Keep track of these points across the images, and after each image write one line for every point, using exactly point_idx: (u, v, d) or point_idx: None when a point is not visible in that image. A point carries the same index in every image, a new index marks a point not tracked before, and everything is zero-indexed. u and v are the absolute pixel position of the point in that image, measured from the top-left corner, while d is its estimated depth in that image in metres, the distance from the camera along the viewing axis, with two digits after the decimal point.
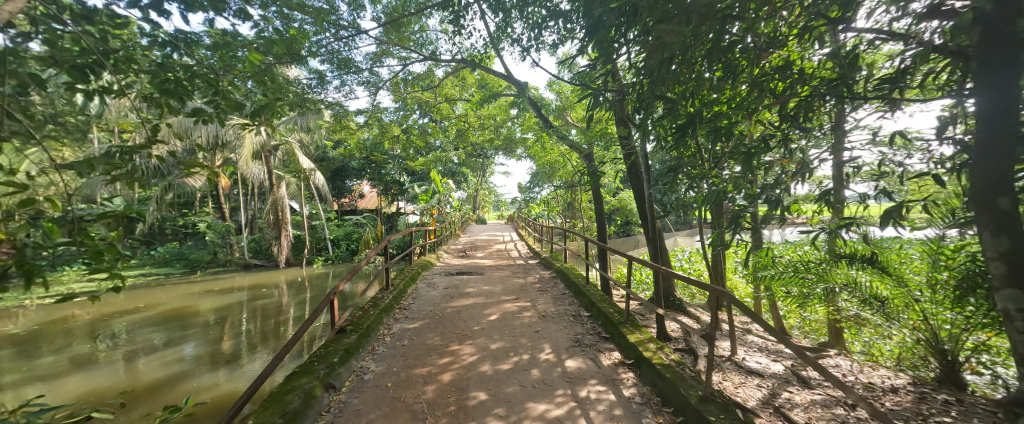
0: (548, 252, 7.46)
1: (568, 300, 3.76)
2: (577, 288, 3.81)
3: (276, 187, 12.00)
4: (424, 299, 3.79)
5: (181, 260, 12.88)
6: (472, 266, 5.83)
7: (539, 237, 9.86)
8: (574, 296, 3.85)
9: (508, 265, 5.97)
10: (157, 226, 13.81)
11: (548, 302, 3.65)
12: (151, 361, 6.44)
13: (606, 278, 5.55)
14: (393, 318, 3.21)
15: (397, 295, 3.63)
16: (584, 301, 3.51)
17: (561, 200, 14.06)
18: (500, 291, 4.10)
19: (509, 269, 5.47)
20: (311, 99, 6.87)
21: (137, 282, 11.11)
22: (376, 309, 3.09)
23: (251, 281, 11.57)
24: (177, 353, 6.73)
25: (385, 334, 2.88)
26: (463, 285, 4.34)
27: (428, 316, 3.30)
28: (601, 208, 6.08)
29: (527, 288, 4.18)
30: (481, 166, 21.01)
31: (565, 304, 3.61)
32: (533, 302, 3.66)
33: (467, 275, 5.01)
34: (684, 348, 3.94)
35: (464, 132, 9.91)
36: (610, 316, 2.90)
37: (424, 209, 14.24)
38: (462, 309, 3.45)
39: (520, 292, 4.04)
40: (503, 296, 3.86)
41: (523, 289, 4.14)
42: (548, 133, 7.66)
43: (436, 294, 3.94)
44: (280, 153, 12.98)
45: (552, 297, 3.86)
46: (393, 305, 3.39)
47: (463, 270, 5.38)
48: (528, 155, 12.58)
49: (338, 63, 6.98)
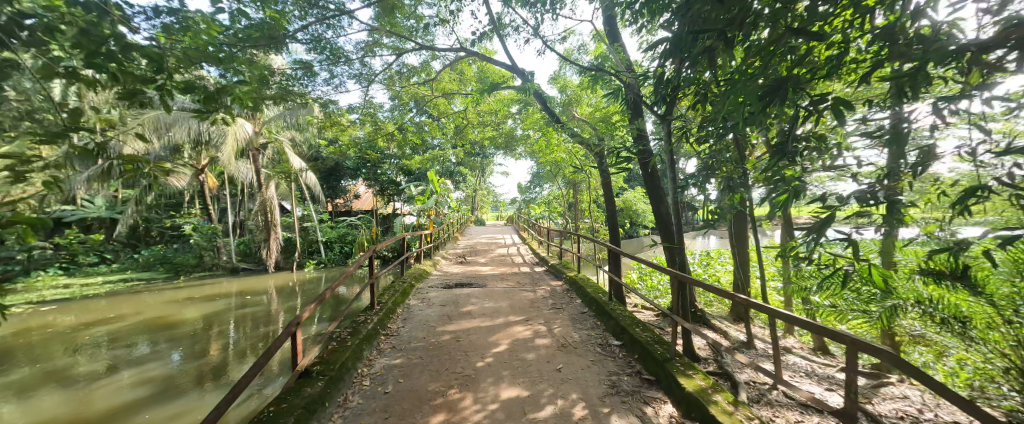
0: (554, 257, 6.94)
1: (588, 321, 3.23)
2: (599, 307, 3.29)
3: (265, 187, 11.41)
4: (417, 321, 3.25)
5: (166, 264, 12.31)
6: (473, 275, 5.31)
7: (542, 240, 9.34)
8: (595, 317, 3.33)
9: (512, 274, 5.44)
10: (142, 228, 13.30)
11: (565, 326, 3.12)
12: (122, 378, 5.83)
13: (619, 286, 5.05)
14: (377, 350, 2.68)
15: (384, 317, 3.11)
16: (610, 325, 2.99)
17: (564, 201, 13.56)
18: (507, 308, 3.57)
19: (515, 280, 4.94)
20: (296, 91, 6.36)
21: (117, 288, 10.53)
22: (355, 340, 2.56)
23: (240, 287, 11.02)
24: (153, 368, 6.13)
25: (364, 375, 2.35)
26: (463, 301, 3.80)
27: (422, 345, 2.76)
28: (613, 211, 5.55)
29: (539, 306, 3.64)
30: (480, 166, 20.51)
31: (586, 328, 3.09)
32: (549, 326, 3.13)
33: (468, 287, 4.47)
34: (719, 372, 3.40)
35: (463, 128, 9.37)
36: (651, 351, 2.38)
37: (421, 209, 13.70)
38: (464, 336, 2.92)
39: (531, 310, 3.52)
40: (511, 317, 3.32)
41: (534, 307, 3.61)
42: (554, 128, 7.14)
43: (433, 315, 3.39)
44: (269, 151, 12.39)
45: (568, 317, 3.33)
46: (378, 332, 2.86)
47: (463, 281, 4.84)
48: (529, 154, 12.07)
49: (327, 54, 6.49)
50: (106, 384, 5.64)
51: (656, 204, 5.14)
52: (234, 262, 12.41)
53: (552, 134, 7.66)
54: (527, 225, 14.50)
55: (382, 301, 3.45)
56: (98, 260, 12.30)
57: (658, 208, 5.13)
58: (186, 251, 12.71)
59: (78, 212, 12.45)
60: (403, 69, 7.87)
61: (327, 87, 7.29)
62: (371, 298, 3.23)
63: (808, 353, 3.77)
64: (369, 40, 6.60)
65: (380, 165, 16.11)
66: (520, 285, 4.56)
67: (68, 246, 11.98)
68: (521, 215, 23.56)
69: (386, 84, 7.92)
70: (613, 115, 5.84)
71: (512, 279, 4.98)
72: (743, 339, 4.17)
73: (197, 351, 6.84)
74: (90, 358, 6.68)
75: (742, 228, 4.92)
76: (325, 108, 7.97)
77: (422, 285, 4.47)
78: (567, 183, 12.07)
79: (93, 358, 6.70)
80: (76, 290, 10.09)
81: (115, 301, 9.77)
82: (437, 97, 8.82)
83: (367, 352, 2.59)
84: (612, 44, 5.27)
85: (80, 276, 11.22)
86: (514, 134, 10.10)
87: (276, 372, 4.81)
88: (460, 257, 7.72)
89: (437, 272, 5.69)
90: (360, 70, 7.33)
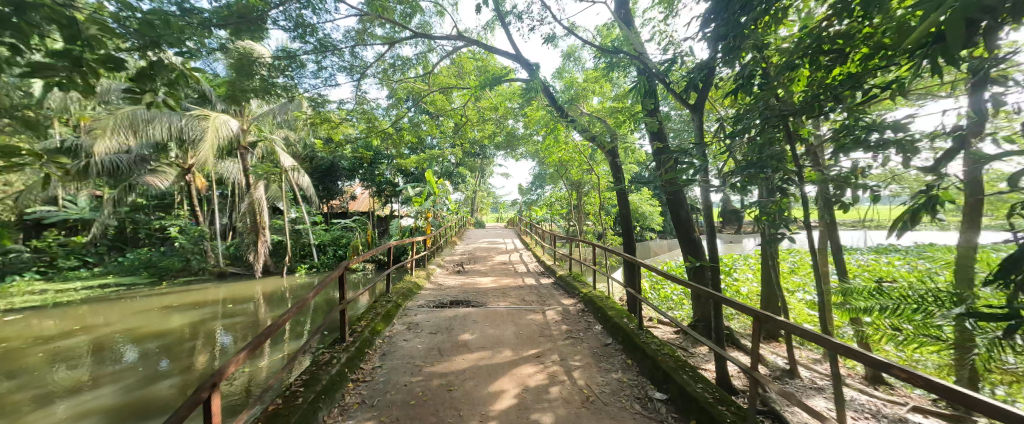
0: (560, 265, 6.40)
1: (611, 359, 2.67)
2: (624, 342, 2.73)
3: (254, 187, 10.89)
4: (402, 358, 2.70)
5: (150, 268, 11.76)
6: (471, 288, 4.77)
7: (544, 245, 8.78)
8: (618, 353, 2.76)
9: (516, 287, 4.88)
10: (128, 230, 12.77)
11: (584, 367, 2.56)
12: (78, 398, 5.22)
13: (634, 299, 4.49)
14: (343, 408, 2.13)
15: (357, 355, 2.57)
16: (642, 370, 2.42)
17: (567, 203, 13.01)
18: (512, 338, 3.01)
19: (518, 295, 4.39)
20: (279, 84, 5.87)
21: (95, 294, 9.96)
22: (308, 394, 2.02)
23: (227, 293, 10.45)
24: (114, 386, 5.52)
25: None
26: (459, 327, 3.24)
27: (405, 399, 2.20)
28: (627, 214, 4.99)
29: (550, 335, 3.08)
30: (480, 166, 19.96)
31: (611, 370, 2.54)
32: (564, 367, 2.56)
33: (465, 306, 3.90)
34: (762, 410, 2.85)
35: (462, 126, 8.80)
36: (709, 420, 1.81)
37: (418, 212, 13.12)
38: (458, 382, 2.36)
39: (540, 341, 2.96)
40: (517, 351, 2.78)
41: (543, 335, 3.07)
42: (562, 125, 6.56)
43: (421, 348, 2.84)
44: (259, 151, 11.82)
45: (586, 352, 2.78)
46: (345, 378, 2.32)
47: (460, 298, 4.28)
48: (530, 153, 11.53)
49: (316, 47, 6.07)
50: (56, 406, 5.02)
51: (675, 208, 4.78)
52: (221, 266, 11.86)
53: (558, 132, 7.09)
54: (529, 229, 13.93)
55: (357, 330, 2.90)
56: (79, 264, 11.78)
57: (678, 210, 4.77)
58: (172, 254, 12.15)
59: (60, 213, 11.93)
60: (397, 61, 7.32)
61: (315, 80, 6.79)
62: (341, 329, 2.70)
63: (866, 386, 3.19)
64: (359, 27, 6.06)
65: (376, 166, 15.55)
66: (524, 303, 4.02)
67: (47, 249, 11.45)
68: (522, 217, 22.97)
69: (380, 78, 7.38)
70: (627, 110, 5.30)
71: (516, 295, 4.44)
72: (782, 365, 3.61)
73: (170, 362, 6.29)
74: (52, 372, 6.11)
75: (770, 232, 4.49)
76: (313, 103, 7.45)
77: (410, 303, 3.94)
78: (570, 184, 11.53)
79: (54, 372, 6.11)
80: (49, 296, 9.50)
81: (91, 308, 9.19)
82: (434, 91, 8.31)
83: (324, 411, 2.04)
84: (623, 30, 4.72)
85: (58, 281, 10.67)
86: (516, 132, 9.59)
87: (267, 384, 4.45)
88: (458, 265, 7.16)
89: (431, 284, 5.14)
90: (348, 62, 6.76)
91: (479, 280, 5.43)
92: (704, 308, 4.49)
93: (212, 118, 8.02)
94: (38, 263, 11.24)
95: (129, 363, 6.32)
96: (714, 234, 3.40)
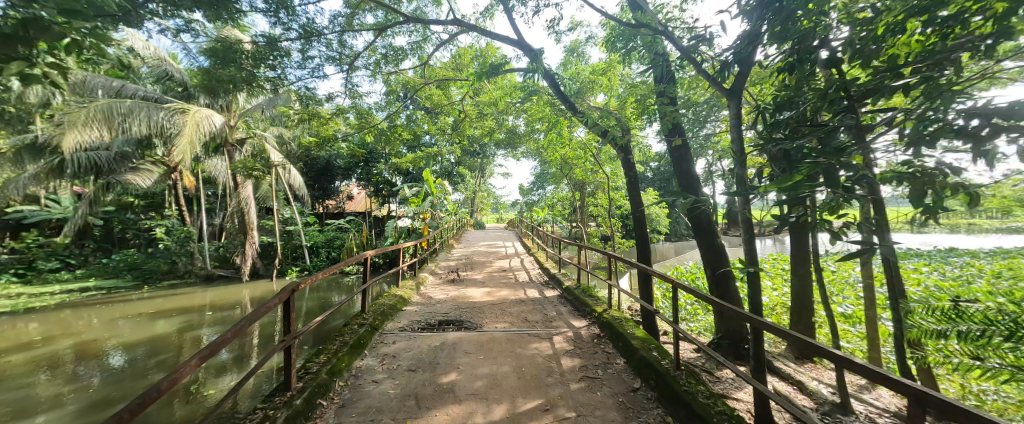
0: (564, 272, 5.89)
1: (635, 415, 2.13)
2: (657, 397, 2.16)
3: (242, 187, 10.40)
4: (372, 411, 2.15)
5: (134, 271, 11.27)
6: (466, 303, 4.25)
7: (545, 249, 8.30)
8: (644, 406, 2.21)
9: (517, 302, 4.35)
10: (113, 229, 12.28)
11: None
12: (44, 411, 4.73)
13: (649, 313, 3.99)
14: None
15: (303, 412, 2.04)
16: None
17: (570, 203, 12.51)
18: (511, 379, 2.47)
19: (518, 313, 3.86)
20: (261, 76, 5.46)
21: (73, 298, 9.46)
22: None
23: (214, 297, 9.96)
24: (85, 397, 5.04)
25: None
26: (448, 362, 2.70)
27: None
28: (641, 216, 4.48)
29: (558, 375, 2.54)
30: (480, 165, 19.47)
31: None
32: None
33: (456, 330, 3.36)
34: None
35: (461, 122, 8.29)
36: None
37: (415, 212, 12.63)
38: None
39: (547, 384, 2.42)
40: (518, 402, 2.24)
41: (550, 376, 2.52)
42: (567, 119, 6.07)
43: (396, 396, 2.29)
44: (248, 148, 11.30)
45: (604, 403, 2.24)
46: None
47: (453, 317, 3.75)
48: (531, 151, 11.04)
49: (302, 32, 5.61)
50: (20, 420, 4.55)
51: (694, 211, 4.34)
52: (208, 269, 11.34)
53: (563, 127, 6.59)
54: (530, 231, 13.43)
55: (311, 372, 2.37)
56: (60, 266, 11.29)
57: (697, 214, 4.33)
58: (157, 256, 11.66)
59: (40, 213, 11.42)
60: (390, 51, 6.83)
61: (302, 70, 6.32)
62: (286, 374, 2.18)
63: None
64: (347, 12, 5.56)
65: (372, 165, 15.05)
66: (525, 324, 3.50)
67: (26, 250, 10.96)
68: (522, 218, 22.49)
69: (372, 70, 6.88)
70: (641, 101, 4.78)
71: (516, 312, 3.91)
72: (830, 396, 3.10)
73: (151, 372, 5.85)
74: (21, 381, 5.64)
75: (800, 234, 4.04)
76: (299, 96, 6.94)
77: (391, 326, 3.43)
78: (573, 184, 11.03)
79: (24, 380, 5.66)
80: (21, 302, 8.96)
81: (69, 313, 8.67)
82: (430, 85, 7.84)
83: None
84: (635, 9, 4.19)
85: (37, 284, 10.17)
86: (516, 129, 9.10)
87: (239, 407, 3.90)
88: (453, 272, 6.64)
89: (422, 297, 4.60)
90: (335, 50, 6.24)
91: (477, 292, 4.90)
92: (730, 323, 3.96)
93: (192, 112, 7.51)
94: (16, 265, 10.72)
95: (107, 371, 5.87)
96: (750, 234, 2.77)
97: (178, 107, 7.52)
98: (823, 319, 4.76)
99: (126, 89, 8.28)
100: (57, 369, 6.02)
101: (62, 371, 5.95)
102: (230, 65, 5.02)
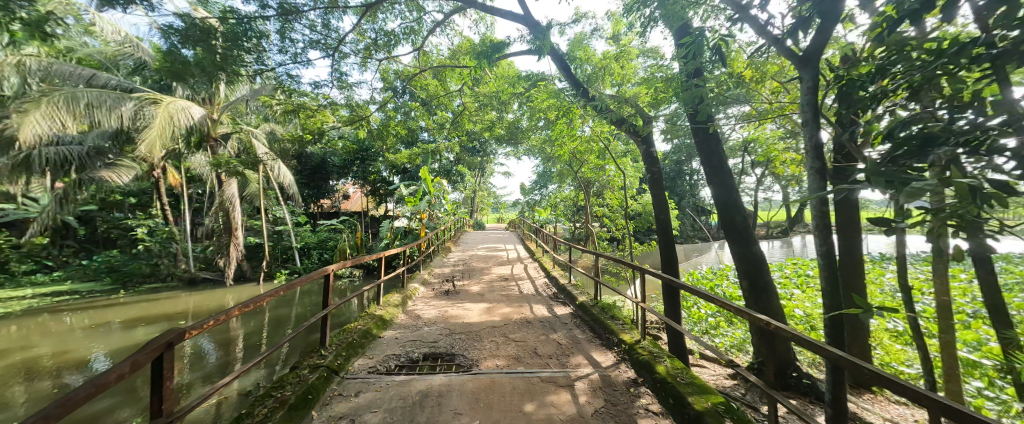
0: (571, 282, 5.26)
1: None
2: None
3: (227, 184, 9.79)
4: None
5: (112, 274, 10.66)
6: (461, 327, 3.63)
7: (549, 253, 7.70)
8: None
9: (520, 324, 3.72)
10: (93, 228, 11.65)
11: None
12: None
13: (679, 334, 3.36)
14: None
15: None
16: None
17: (574, 202, 11.98)
18: None
19: (524, 344, 3.21)
20: (235, 61, 4.88)
21: (42, 303, 8.84)
22: None
23: (195, 303, 9.33)
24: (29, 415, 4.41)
25: None
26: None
27: None
28: (665, 213, 3.88)
29: None
30: (481, 164, 18.89)
31: None
32: None
33: (444, 370, 2.72)
34: None
35: (459, 116, 7.72)
36: None
37: (412, 212, 11.97)
38: None
39: None
40: None
41: None
42: (576, 109, 5.50)
43: None
44: (234, 144, 10.70)
45: None
46: None
47: (442, 349, 3.10)
48: (535, 148, 10.46)
49: (281, 9, 5.01)
50: None
51: (727, 212, 3.77)
52: (191, 272, 10.73)
53: (573, 118, 5.99)
54: (532, 234, 12.81)
55: None
56: (35, 268, 10.70)
57: (731, 216, 3.74)
58: (138, 257, 11.05)
59: (16, 212, 10.83)
60: (381, 36, 6.21)
61: (282, 54, 5.75)
62: None
63: None
64: None
65: (367, 163, 14.42)
66: (531, 362, 2.85)
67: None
68: (524, 219, 21.82)
69: (362, 56, 6.27)
70: (662, 83, 4.20)
71: (521, 341, 3.27)
72: None
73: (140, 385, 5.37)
74: None
75: (854, 238, 3.48)
76: (281, 86, 6.34)
77: (358, 366, 2.76)
78: (578, 183, 10.44)
79: None
80: None
81: (45, 319, 8.11)
82: (425, 75, 7.28)
83: None
84: None
85: (7, 288, 9.56)
86: (518, 124, 8.48)
87: None
88: (448, 281, 6.01)
89: (410, 317, 3.99)
90: (319, 33, 5.65)
91: (473, 309, 4.27)
92: (775, 345, 3.33)
93: (165, 104, 6.90)
94: None
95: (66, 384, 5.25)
96: (829, 236, 2.12)
97: (150, 97, 6.91)
98: (879, 345, 4.10)
99: (98, 78, 7.80)
100: (21, 380, 5.43)
101: (14, 383, 5.32)
102: (197, 47, 4.46)
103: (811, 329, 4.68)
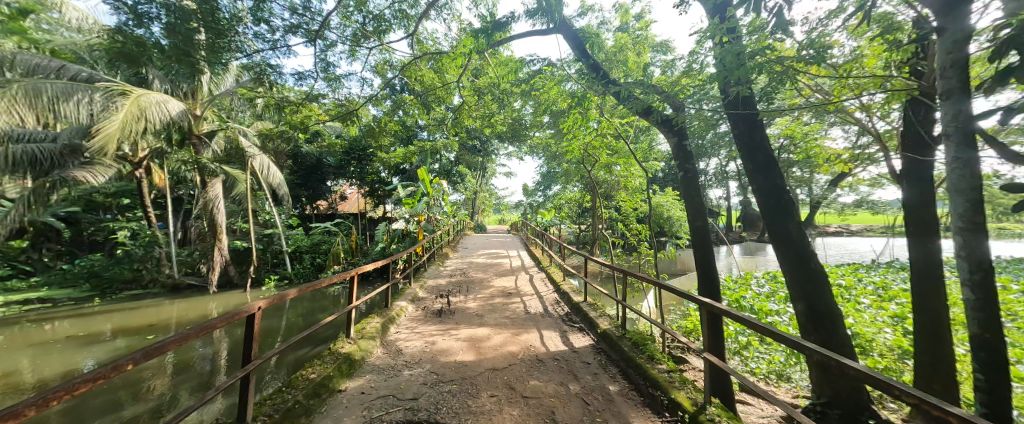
0: (582, 300, 4.61)
1: None
2: None
3: (211, 184, 9.15)
4: None
5: (91, 279, 10.08)
6: (450, 372, 2.99)
7: (556, 261, 7.03)
8: None
9: (525, 368, 3.07)
10: (73, 230, 11.05)
11: None
12: None
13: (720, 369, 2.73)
14: None
15: None
16: None
17: (580, 204, 11.31)
18: None
19: (535, 404, 2.57)
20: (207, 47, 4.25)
21: (12, 312, 8.27)
22: None
23: (178, 313, 8.75)
24: None
25: None
26: None
27: None
28: (702, 222, 3.32)
29: None
30: (483, 164, 18.18)
31: None
32: None
33: None
34: None
35: (459, 111, 7.09)
36: None
37: (410, 215, 11.33)
38: None
39: None
40: None
41: None
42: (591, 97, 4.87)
43: None
44: (221, 142, 10.08)
45: None
46: None
47: (428, 415, 2.44)
48: (540, 146, 9.79)
49: None
50: None
51: (775, 218, 3.14)
52: (175, 278, 10.17)
53: (586, 109, 5.34)
54: (536, 239, 12.13)
55: None
56: (11, 272, 10.12)
57: (781, 222, 3.10)
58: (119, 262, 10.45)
59: None
60: (371, 20, 5.57)
61: (259, 39, 5.11)
62: None
63: None
64: None
65: (364, 163, 13.77)
66: None
67: None
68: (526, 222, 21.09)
69: (349, 44, 5.64)
70: (696, 74, 3.66)
71: (530, 399, 2.63)
72: None
73: (122, 403, 4.85)
74: None
75: (930, 241, 3.15)
76: (261, 76, 5.69)
77: None
78: (586, 183, 9.75)
79: None
80: None
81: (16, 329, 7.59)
82: (422, 66, 6.63)
83: None
84: None
85: None
86: (522, 119, 7.82)
87: None
88: (444, 295, 5.38)
89: (390, 353, 3.36)
90: (299, 16, 5.03)
91: (472, 339, 3.65)
92: (844, 382, 2.73)
93: (134, 97, 6.25)
94: None
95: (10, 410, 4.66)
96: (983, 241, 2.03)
97: (119, 88, 6.27)
98: (967, 379, 3.44)
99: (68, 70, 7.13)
100: None
101: None
102: (165, 26, 3.80)
103: (864, 355, 4.04)
